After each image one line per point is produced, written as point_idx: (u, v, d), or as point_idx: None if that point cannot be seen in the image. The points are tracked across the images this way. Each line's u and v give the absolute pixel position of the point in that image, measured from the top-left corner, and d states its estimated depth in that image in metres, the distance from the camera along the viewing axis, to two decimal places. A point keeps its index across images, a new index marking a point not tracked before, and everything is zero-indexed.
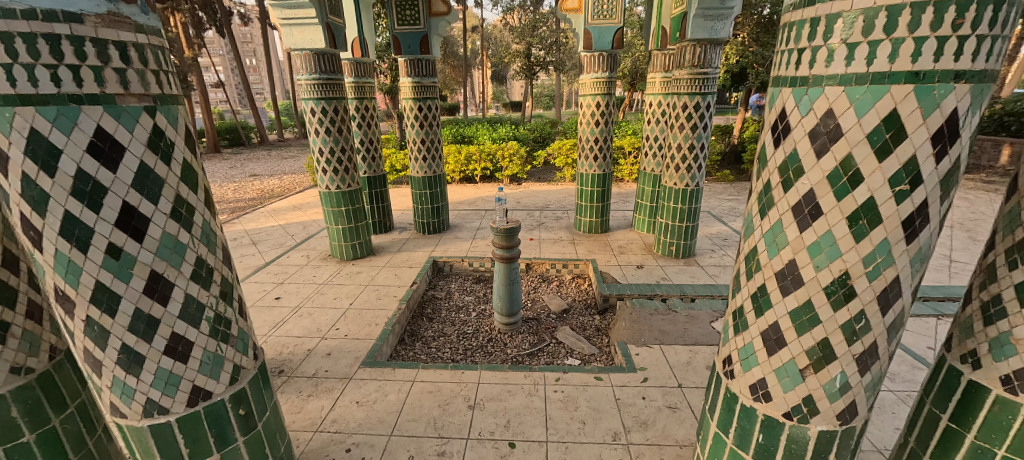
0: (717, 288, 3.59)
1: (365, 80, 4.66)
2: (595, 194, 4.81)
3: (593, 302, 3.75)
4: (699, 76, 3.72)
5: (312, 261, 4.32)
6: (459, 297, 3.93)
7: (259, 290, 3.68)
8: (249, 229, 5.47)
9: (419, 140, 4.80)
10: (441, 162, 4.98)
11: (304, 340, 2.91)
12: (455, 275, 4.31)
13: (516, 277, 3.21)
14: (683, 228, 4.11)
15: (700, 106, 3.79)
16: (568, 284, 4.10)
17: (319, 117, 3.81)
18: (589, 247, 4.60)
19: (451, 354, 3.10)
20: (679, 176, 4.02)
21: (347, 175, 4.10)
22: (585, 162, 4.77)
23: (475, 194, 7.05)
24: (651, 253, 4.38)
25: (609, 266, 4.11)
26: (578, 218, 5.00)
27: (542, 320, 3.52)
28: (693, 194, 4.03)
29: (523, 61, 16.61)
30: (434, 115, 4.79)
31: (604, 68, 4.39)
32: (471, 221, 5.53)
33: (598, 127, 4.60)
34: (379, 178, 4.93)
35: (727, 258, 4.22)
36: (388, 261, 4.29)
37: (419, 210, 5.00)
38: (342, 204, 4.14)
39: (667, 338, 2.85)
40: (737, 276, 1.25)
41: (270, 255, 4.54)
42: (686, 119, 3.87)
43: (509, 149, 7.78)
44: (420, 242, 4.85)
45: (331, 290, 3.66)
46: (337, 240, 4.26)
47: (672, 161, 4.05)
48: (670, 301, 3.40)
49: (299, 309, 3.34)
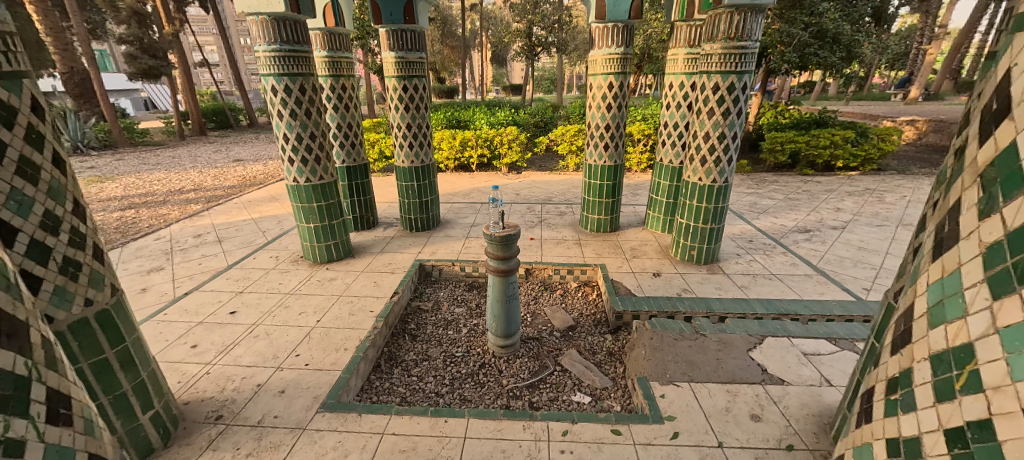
0: (749, 305, 3.06)
1: (341, 54, 4.05)
2: (604, 188, 4.25)
3: (603, 317, 3.22)
4: (737, 50, 3.05)
5: (280, 263, 3.78)
6: (449, 309, 3.41)
7: (213, 301, 3.14)
8: (217, 223, 4.92)
9: (404, 125, 4.20)
10: (430, 149, 4.39)
11: (255, 372, 2.39)
12: (444, 281, 3.78)
13: (514, 293, 2.68)
14: (706, 231, 3.59)
15: (736, 88, 3.13)
16: (573, 294, 3.58)
17: (282, 97, 3.21)
18: (597, 249, 4.07)
19: (435, 385, 2.57)
20: (704, 172, 3.44)
21: (318, 166, 3.51)
22: (593, 151, 4.19)
23: (470, 185, 6.49)
24: (668, 257, 3.85)
25: (621, 273, 3.58)
26: (585, 215, 4.45)
27: (544, 340, 2.99)
28: (720, 191, 3.47)
29: (523, 42, 15.69)
30: (422, 97, 4.19)
31: (619, 43, 3.76)
32: (465, 216, 4.97)
33: (610, 113, 3.98)
34: (360, 168, 4.35)
35: (755, 265, 3.68)
36: (368, 264, 3.74)
37: (406, 205, 4.44)
38: (313, 200, 3.57)
39: (697, 373, 2.33)
40: (927, 382, 0.93)
41: (235, 256, 4.00)
42: (717, 103, 3.21)
43: (507, 135, 7.15)
44: (407, 240, 4.30)
45: (297, 302, 3.12)
46: (309, 241, 3.71)
47: (697, 153, 3.46)
48: (696, 321, 2.87)
49: (255, 328, 2.80)
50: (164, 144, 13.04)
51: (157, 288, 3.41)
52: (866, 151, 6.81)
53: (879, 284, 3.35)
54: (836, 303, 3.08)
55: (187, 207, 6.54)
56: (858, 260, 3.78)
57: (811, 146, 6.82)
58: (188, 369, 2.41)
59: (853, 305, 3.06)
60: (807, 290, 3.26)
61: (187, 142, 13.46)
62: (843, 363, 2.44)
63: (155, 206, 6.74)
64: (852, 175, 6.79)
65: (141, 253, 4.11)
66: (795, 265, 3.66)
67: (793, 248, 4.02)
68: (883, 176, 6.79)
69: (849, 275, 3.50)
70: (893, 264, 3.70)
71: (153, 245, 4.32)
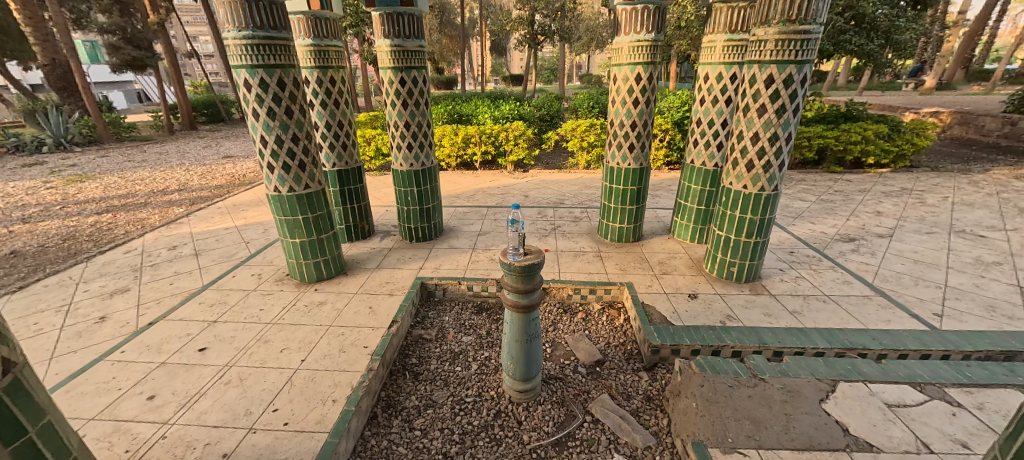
0: (807, 337, 2.62)
1: (330, 42, 3.54)
2: (627, 193, 3.78)
3: (635, 350, 2.78)
4: (798, 36, 2.55)
5: (262, 283, 3.32)
6: (455, 338, 2.97)
7: (180, 335, 2.69)
8: (196, 232, 4.45)
9: (402, 124, 3.71)
10: (431, 150, 3.91)
11: (222, 435, 1.95)
12: (449, 303, 3.33)
13: (536, 331, 2.23)
14: (749, 245, 3.13)
15: (794, 80, 2.62)
16: (597, 318, 3.14)
17: (257, 92, 2.72)
18: (621, 263, 3.62)
19: (442, 443, 2.13)
20: (750, 179, 2.96)
21: (303, 174, 3.02)
22: (616, 152, 3.71)
23: (475, 185, 6.03)
24: (702, 274, 3.41)
25: (651, 294, 3.13)
26: (605, 223, 3.99)
27: (569, 380, 2.55)
28: (768, 202, 2.99)
29: (526, 30, 15.08)
30: (421, 91, 3.69)
31: (650, 28, 3.26)
32: (470, 223, 4.52)
33: (636, 108, 3.49)
34: (353, 172, 3.87)
35: (804, 284, 3.23)
36: (362, 284, 3.28)
37: (405, 213, 3.98)
38: (298, 212, 3.09)
39: (766, 435, 1.89)
40: None
41: (212, 273, 3.54)
42: (770, 99, 2.71)
43: (513, 130, 6.64)
44: (407, 253, 3.85)
45: (280, 335, 2.67)
46: (294, 257, 3.24)
47: (741, 156, 2.97)
48: (750, 359, 2.42)
49: (227, 371, 2.36)
50: (151, 139, 12.49)
51: (118, 316, 2.95)
52: (899, 146, 6.35)
53: (951, 309, 2.91)
54: (907, 335, 2.64)
55: (168, 211, 6.06)
56: (918, 277, 3.33)
57: (841, 142, 6.35)
58: (140, 432, 1.97)
59: (928, 337, 2.61)
60: (870, 317, 2.81)
61: (176, 137, 12.91)
62: (939, 419, 2.00)
63: (134, 210, 6.24)
64: (884, 173, 6.33)
65: (106, 270, 3.64)
66: (849, 283, 3.21)
67: (841, 262, 3.57)
68: (916, 174, 6.33)
69: (913, 297, 3.06)
70: (959, 282, 3.25)
71: (120, 260, 3.85)
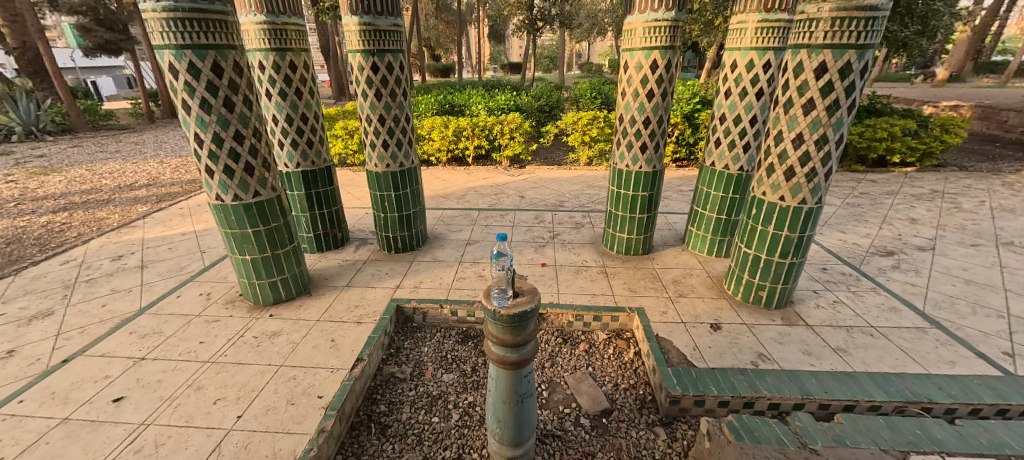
0: (859, 386, 2.16)
1: (289, 19, 2.96)
2: (636, 200, 3.29)
3: (649, 396, 2.31)
4: (862, 13, 2.03)
5: (209, 306, 2.82)
6: (434, 376, 2.49)
7: (97, 378, 2.21)
8: (149, 238, 3.94)
9: (376, 118, 3.19)
10: (411, 148, 3.39)
11: None
12: (429, 330, 2.86)
13: (529, 389, 1.76)
14: (782, 267, 2.65)
15: (853, 70, 2.12)
16: (602, 351, 2.67)
17: (186, 80, 2.17)
18: (629, 280, 3.14)
19: None
20: (789, 189, 2.45)
21: (250, 180, 2.50)
22: (625, 152, 3.20)
23: (465, 183, 5.54)
24: (724, 297, 2.94)
25: (666, 323, 2.66)
26: (611, 233, 3.50)
27: (570, 439, 2.08)
28: (810, 216, 2.49)
29: (525, 15, 14.35)
30: (398, 79, 3.16)
31: (670, 5, 2.74)
32: (458, 229, 4.04)
33: (651, 101, 2.97)
34: (321, 173, 3.35)
35: (844, 311, 2.76)
36: (327, 308, 2.80)
37: (382, 221, 3.48)
38: (247, 225, 2.57)
39: None
40: None
41: (154, 290, 3.04)
42: (822, 93, 2.19)
43: (508, 123, 6.10)
44: (384, 266, 3.36)
45: (218, 378, 2.19)
46: (246, 277, 2.74)
47: (779, 162, 2.45)
48: (794, 419, 1.95)
49: (142, 433, 1.88)
50: (130, 129, 11.86)
51: (30, 349, 2.46)
52: (927, 144, 5.85)
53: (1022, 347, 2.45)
54: (979, 382, 2.18)
55: (131, 210, 5.52)
56: (975, 303, 2.87)
57: (864, 139, 5.85)
58: None
59: (1006, 387, 2.15)
60: (929, 357, 2.36)
61: (156, 126, 12.27)
62: None
63: (94, 207, 5.71)
64: (909, 173, 5.85)
65: (33, 287, 3.13)
66: (897, 312, 2.75)
67: (881, 282, 3.11)
68: (944, 174, 5.85)
69: (973, 329, 2.61)
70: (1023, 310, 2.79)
71: (53, 274, 3.33)
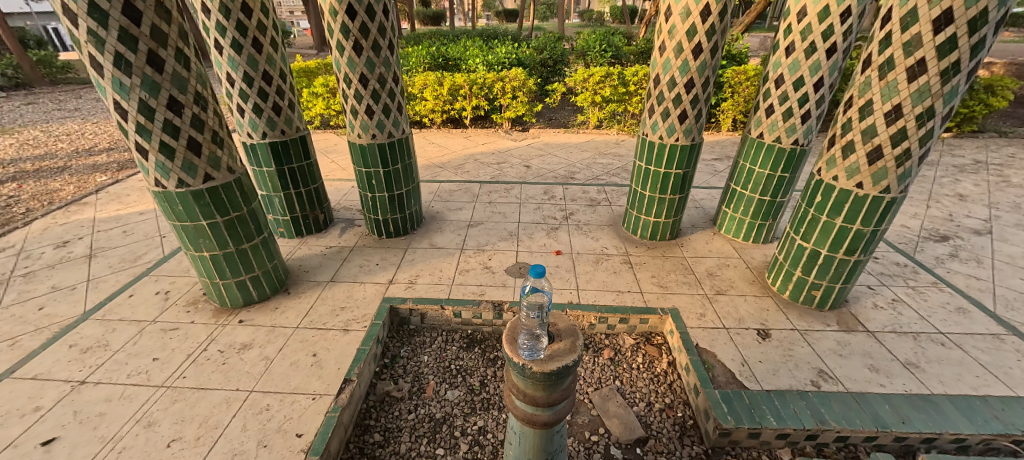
0: (942, 414, 1.82)
1: None
2: (668, 179, 2.82)
3: (690, 421, 1.97)
4: None
5: (168, 309, 2.38)
6: (436, 393, 2.12)
7: (24, 411, 1.80)
8: (102, 219, 3.41)
9: (357, 78, 2.60)
10: (401, 114, 2.83)
11: None
12: (428, 333, 2.48)
13: (559, 445, 1.39)
14: (845, 266, 2.24)
15: (985, 21, 1.60)
16: (630, 360, 2.31)
17: (93, 28, 1.60)
18: (658, 273, 2.74)
19: None
20: (869, 175, 1.99)
21: (199, 161, 1.98)
22: (659, 122, 2.68)
23: (464, 149, 4.99)
24: (767, 294, 2.56)
25: (705, 329, 2.28)
26: (635, 215, 3.05)
27: None
28: (890, 209, 2.05)
29: None
30: (384, 28, 2.54)
31: None
32: (458, 207, 3.57)
33: (697, 59, 2.42)
34: (295, 144, 2.81)
35: (906, 313, 2.41)
36: (308, 311, 2.38)
37: (370, 201, 2.99)
38: (200, 216, 2.08)
39: None
40: None
41: (104, 287, 2.59)
42: (939, 51, 1.68)
43: (510, 80, 5.42)
44: (374, 255, 2.92)
45: (176, 409, 1.80)
46: (207, 276, 2.28)
47: (861, 140, 1.97)
48: None
49: None
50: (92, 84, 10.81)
51: None
52: (970, 108, 5.35)
53: None
54: None
55: (88, 181, 4.91)
56: None
57: None
58: None
59: None
60: (1014, 374, 2.02)
61: None
62: None
63: (47, 177, 5.07)
64: (947, 140, 5.36)
65: None
66: (966, 314, 2.39)
67: (942, 275, 2.74)
68: (985, 141, 5.38)
69: None
70: None
71: None
